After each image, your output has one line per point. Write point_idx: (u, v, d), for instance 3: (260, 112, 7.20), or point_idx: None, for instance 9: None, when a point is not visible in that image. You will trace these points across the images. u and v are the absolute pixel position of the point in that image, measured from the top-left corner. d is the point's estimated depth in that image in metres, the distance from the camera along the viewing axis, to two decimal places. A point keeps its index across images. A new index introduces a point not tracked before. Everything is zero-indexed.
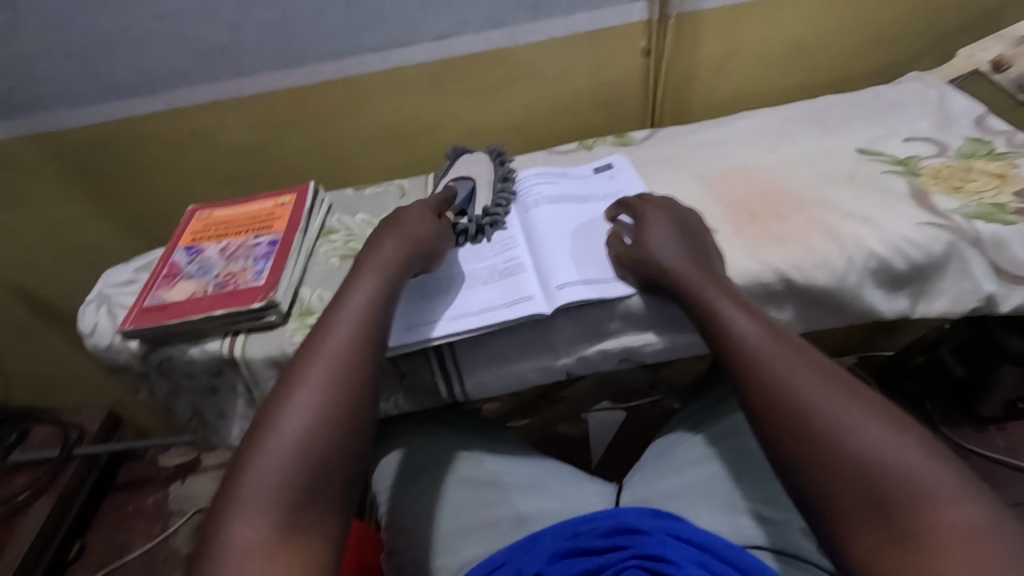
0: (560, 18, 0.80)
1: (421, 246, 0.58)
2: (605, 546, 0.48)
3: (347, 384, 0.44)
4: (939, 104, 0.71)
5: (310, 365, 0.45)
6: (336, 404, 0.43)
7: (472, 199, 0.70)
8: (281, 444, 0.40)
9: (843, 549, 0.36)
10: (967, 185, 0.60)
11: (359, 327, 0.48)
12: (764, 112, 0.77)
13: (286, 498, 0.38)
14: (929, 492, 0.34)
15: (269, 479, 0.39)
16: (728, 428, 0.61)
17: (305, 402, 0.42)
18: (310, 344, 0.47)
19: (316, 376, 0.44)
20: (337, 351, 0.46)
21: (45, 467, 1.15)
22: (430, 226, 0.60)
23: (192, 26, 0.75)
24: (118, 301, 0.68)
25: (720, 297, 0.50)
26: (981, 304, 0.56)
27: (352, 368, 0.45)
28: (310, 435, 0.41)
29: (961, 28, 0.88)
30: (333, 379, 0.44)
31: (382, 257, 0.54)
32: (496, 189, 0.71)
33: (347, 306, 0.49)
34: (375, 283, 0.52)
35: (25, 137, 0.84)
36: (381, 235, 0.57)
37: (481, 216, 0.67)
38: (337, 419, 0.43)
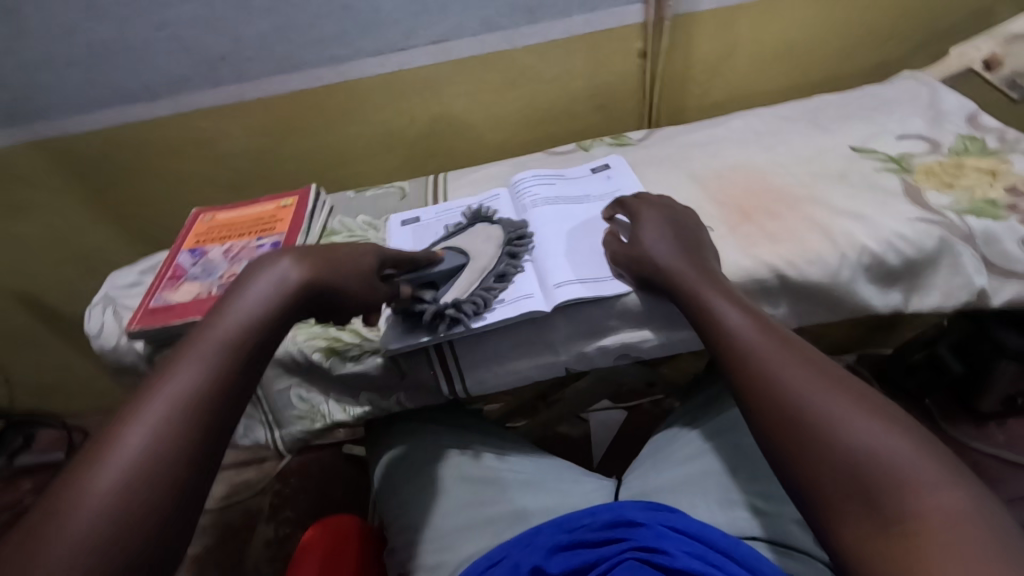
0: (556, 21, 0.81)
1: (325, 273, 0.50)
2: (602, 539, 0.49)
3: (187, 432, 0.36)
4: (931, 102, 0.72)
5: (145, 406, 0.36)
6: (170, 457, 0.35)
7: (450, 283, 0.61)
8: (80, 515, 0.31)
9: (833, 537, 0.37)
10: (959, 181, 0.61)
11: (215, 361, 0.40)
12: (759, 112, 0.78)
13: (98, 547, 0.31)
14: (915, 479, 0.34)
15: (75, 529, 0.31)
16: (724, 423, 0.62)
17: (123, 458, 0.34)
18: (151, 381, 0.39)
19: (146, 424, 0.36)
20: (179, 394, 0.37)
21: (50, 471, 1.16)
22: (356, 260, 0.53)
23: (192, 32, 0.77)
24: (123, 304, 0.70)
25: (712, 293, 0.51)
26: (972, 299, 0.56)
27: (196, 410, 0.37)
28: (123, 498, 0.33)
29: (954, 27, 0.89)
30: (169, 424, 0.36)
31: (266, 278, 0.47)
32: (484, 278, 0.60)
33: (221, 316, 0.43)
34: (251, 310, 0.44)
35: (30, 143, 0.85)
36: (276, 253, 0.50)
37: (443, 305, 0.58)
38: (167, 476, 0.34)
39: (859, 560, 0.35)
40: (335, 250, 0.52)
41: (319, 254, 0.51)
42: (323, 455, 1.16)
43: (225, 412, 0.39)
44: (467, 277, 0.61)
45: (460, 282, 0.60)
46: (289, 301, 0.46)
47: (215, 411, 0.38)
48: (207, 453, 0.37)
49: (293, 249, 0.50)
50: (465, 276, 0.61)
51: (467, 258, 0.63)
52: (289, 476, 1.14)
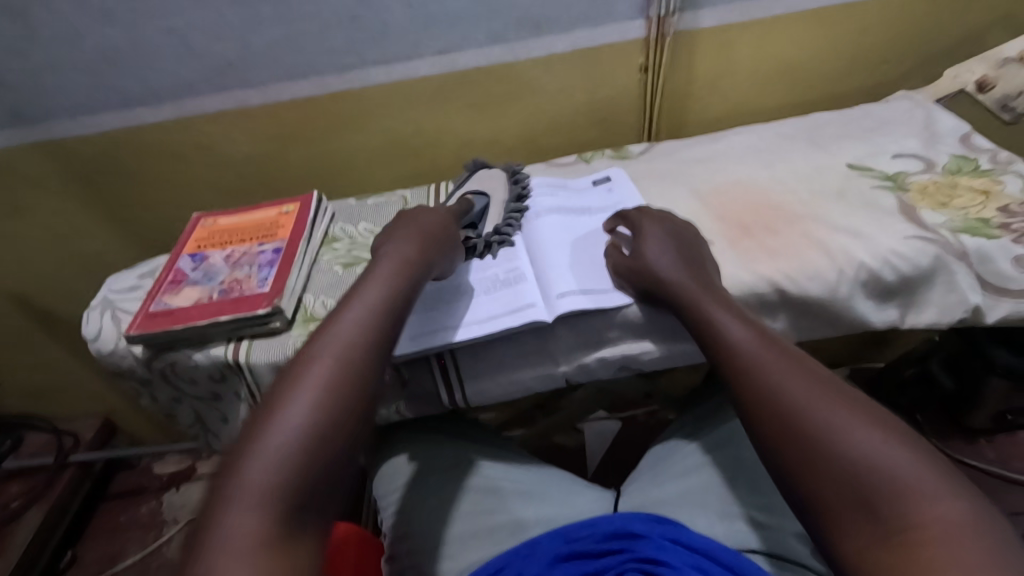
0: (559, 35, 0.82)
1: (430, 256, 0.57)
2: (604, 550, 0.49)
3: (337, 404, 0.42)
4: (925, 122, 0.74)
5: (303, 379, 0.43)
6: (325, 426, 0.41)
7: (483, 217, 0.70)
8: (258, 467, 0.38)
9: (836, 548, 0.37)
10: (954, 201, 0.62)
11: (358, 343, 0.46)
12: (758, 128, 0.79)
13: (286, 484, 0.38)
14: (915, 488, 0.35)
15: (266, 466, 0.38)
16: (722, 436, 0.62)
17: (292, 420, 0.40)
18: (303, 358, 0.45)
19: (307, 393, 0.42)
20: (328, 372, 0.43)
21: (38, 475, 1.14)
22: (443, 231, 0.61)
23: (200, 38, 0.77)
24: (122, 308, 0.69)
25: (712, 304, 0.51)
26: (967, 315, 0.57)
27: (343, 386, 0.43)
28: (295, 454, 0.39)
29: (947, 50, 0.91)
30: (324, 396, 0.42)
31: (386, 272, 0.53)
32: (510, 207, 0.70)
33: (360, 296, 0.50)
34: (379, 295, 0.51)
35: (31, 145, 0.85)
36: (384, 249, 0.56)
37: (490, 234, 0.67)
38: (325, 440, 0.41)
39: (862, 569, 0.35)
40: (425, 224, 0.60)
41: (421, 236, 0.58)
42: None
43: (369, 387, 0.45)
44: (495, 211, 0.70)
45: (491, 215, 0.70)
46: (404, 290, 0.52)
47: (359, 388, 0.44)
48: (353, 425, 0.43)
49: (400, 234, 0.58)
50: (493, 210, 0.71)
51: (486, 196, 0.72)
52: None
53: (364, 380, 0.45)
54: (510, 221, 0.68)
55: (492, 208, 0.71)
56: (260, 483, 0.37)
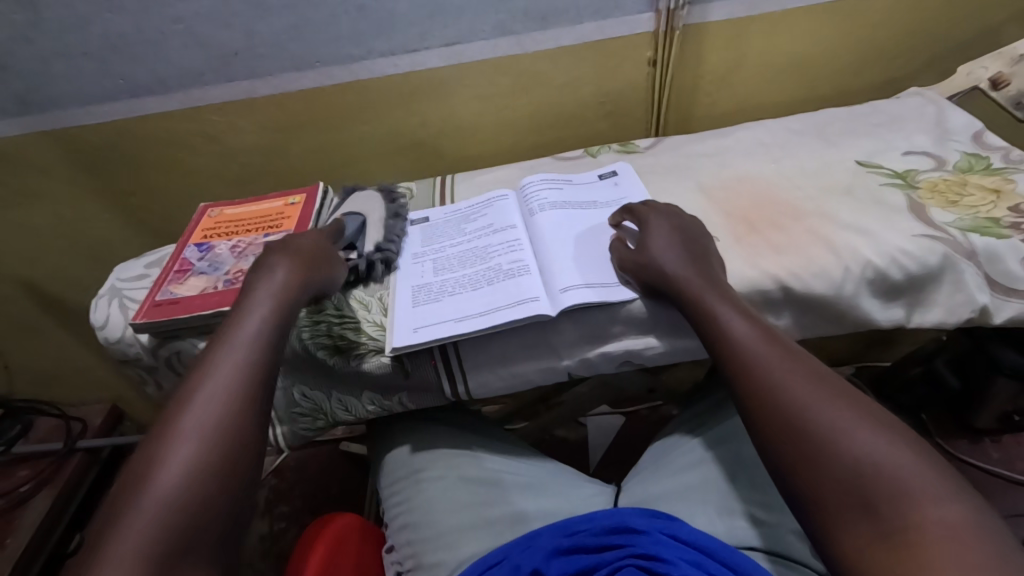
0: (567, 27, 0.81)
1: (310, 272, 0.59)
2: (602, 544, 0.49)
3: (226, 426, 0.45)
4: (937, 119, 0.73)
5: (185, 413, 0.45)
6: (217, 451, 0.43)
7: (359, 236, 0.70)
8: (168, 466, 0.41)
9: (835, 548, 0.37)
10: (963, 199, 0.61)
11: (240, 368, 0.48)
12: (767, 123, 0.78)
13: (194, 477, 0.41)
14: (916, 491, 0.35)
15: (174, 462, 0.41)
16: (725, 432, 0.62)
17: (182, 452, 0.42)
18: (184, 391, 0.47)
19: (196, 423, 0.44)
20: (215, 399, 0.46)
21: (47, 460, 1.16)
22: (319, 248, 0.62)
23: (207, 27, 0.77)
24: (129, 296, 0.70)
25: (718, 301, 0.51)
26: (975, 315, 0.56)
27: (231, 409, 0.46)
28: (192, 474, 0.41)
29: (962, 45, 0.90)
30: (214, 421, 0.44)
31: (257, 307, 0.54)
32: (385, 224, 0.71)
33: (260, 290, 0.55)
34: (251, 332, 0.51)
35: (40, 133, 0.86)
36: (265, 271, 0.58)
37: (372, 254, 0.66)
38: (221, 463, 0.43)
39: (860, 571, 0.35)
40: (299, 249, 0.61)
41: (306, 264, 0.59)
42: (320, 452, 1.16)
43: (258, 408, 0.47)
44: (372, 228, 0.71)
45: (369, 235, 0.70)
46: (279, 310, 0.54)
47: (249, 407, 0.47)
48: (249, 448, 0.45)
49: (282, 260, 0.59)
50: (370, 229, 0.71)
51: (361, 215, 0.72)
52: (286, 471, 1.14)
53: (246, 418, 0.46)
54: (389, 241, 0.69)
55: (368, 226, 0.71)
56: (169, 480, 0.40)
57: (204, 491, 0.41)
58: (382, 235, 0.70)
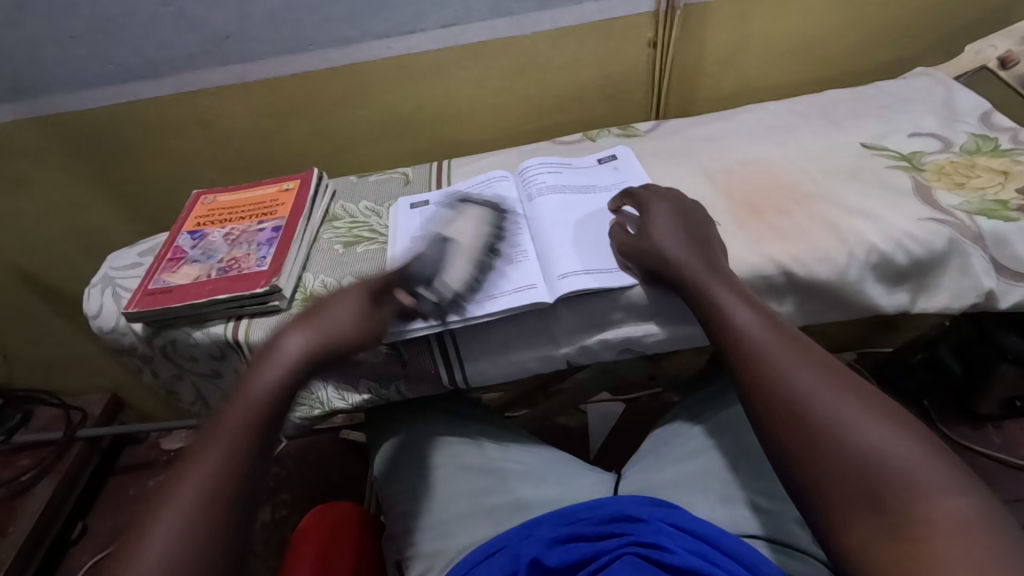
0: (566, 8, 0.79)
1: (324, 343, 0.50)
2: (603, 532, 0.49)
3: (200, 546, 0.38)
4: (944, 100, 0.71)
5: (156, 521, 0.38)
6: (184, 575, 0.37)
7: (441, 268, 0.60)
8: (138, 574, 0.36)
9: (837, 539, 0.36)
10: (971, 181, 0.60)
11: (227, 460, 0.42)
12: (770, 106, 0.77)
13: None
14: (922, 482, 0.34)
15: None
16: (726, 419, 0.61)
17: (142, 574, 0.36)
18: (164, 489, 0.40)
19: (166, 533, 0.38)
20: (192, 506, 0.39)
21: (48, 449, 1.16)
22: (358, 308, 0.53)
23: (198, 10, 0.75)
24: (122, 285, 0.69)
25: (721, 289, 0.50)
26: (981, 299, 0.56)
27: (209, 518, 0.39)
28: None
29: (969, 24, 0.88)
30: (187, 534, 0.38)
31: (268, 366, 0.48)
32: (476, 257, 0.62)
33: (279, 345, 0.49)
34: (256, 399, 0.46)
35: (30, 119, 0.84)
36: (279, 331, 0.51)
37: (438, 296, 0.58)
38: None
39: (860, 559, 0.35)
40: (326, 317, 0.52)
41: (322, 328, 0.51)
42: (320, 439, 1.16)
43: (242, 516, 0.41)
44: (460, 260, 0.61)
45: (453, 267, 0.61)
46: (292, 374, 0.48)
47: (232, 512, 0.40)
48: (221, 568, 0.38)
49: (295, 323, 0.51)
50: (456, 259, 0.62)
51: (449, 242, 0.64)
52: (286, 459, 1.14)
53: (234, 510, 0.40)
54: (474, 278, 0.60)
55: (458, 252, 0.62)
56: None
57: None
58: (470, 271, 0.60)
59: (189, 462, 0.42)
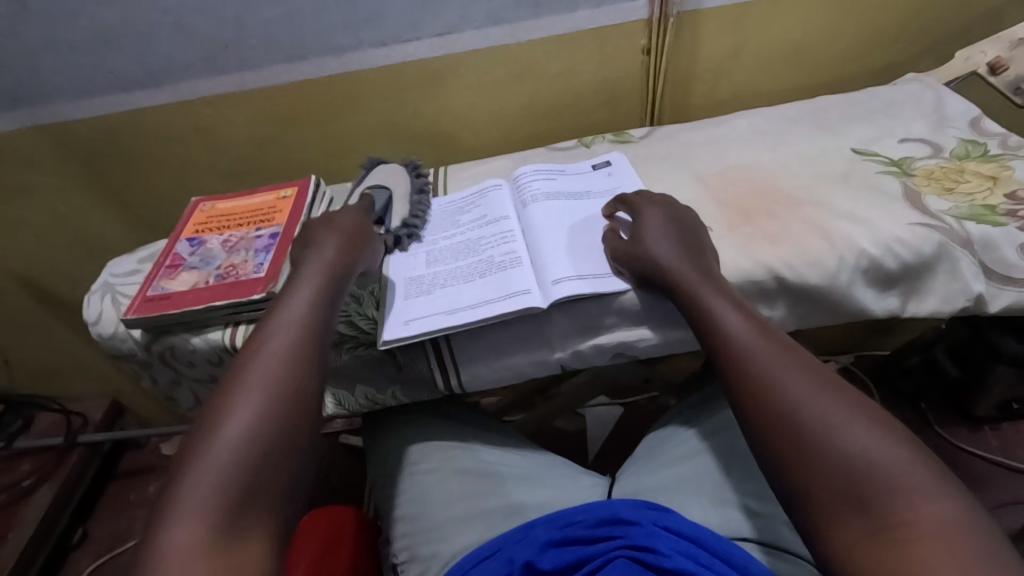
0: (560, 16, 0.80)
1: (355, 248, 0.60)
2: (596, 536, 0.49)
3: (283, 399, 0.45)
4: (935, 105, 0.72)
5: (235, 395, 0.44)
6: (267, 435, 0.42)
7: (387, 211, 0.70)
8: (234, 416, 0.42)
9: (825, 544, 0.37)
10: (960, 186, 0.60)
11: (291, 349, 0.48)
12: (762, 112, 0.77)
13: (254, 435, 0.42)
14: (908, 488, 0.35)
15: (239, 417, 0.42)
16: (719, 423, 0.62)
17: (232, 430, 0.42)
18: (235, 372, 0.46)
19: (251, 399, 0.44)
20: (265, 383, 0.45)
21: (48, 454, 1.17)
22: (361, 226, 0.63)
23: (197, 20, 0.76)
24: (121, 291, 0.70)
25: (712, 294, 0.51)
26: (969, 304, 0.56)
27: (282, 391, 0.45)
28: (243, 454, 0.41)
29: (960, 30, 0.88)
30: (268, 394, 0.44)
31: (313, 270, 0.55)
32: (411, 198, 0.72)
33: (322, 243, 0.59)
34: (308, 295, 0.53)
35: (31, 127, 0.85)
36: (314, 242, 0.59)
37: (398, 228, 0.68)
38: (270, 449, 0.42)
39: (847, 563, 0.35)
40: (340, 225, 0.61)
41: (345, 234, 0.60)
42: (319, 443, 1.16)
43: (310, 396, 0.46)
44: (398, 203, 0.71)
45: (395, 209, 0.70)
46: (337, 273, 0.56)
47: (301, 391, 0.46)
48: (299, 429, 0.44)
49: (324, 230, 0.60)
50: (397, 204, 0.71)
51: (387, 189, 0.72)
52: None
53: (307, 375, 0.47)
54: (413, 217, 0.69)
55: (395, 200, 0.71)
56: (230, 437, 0.41)
57: (264, 445, 0.42)
58: (406, 211, 0.70)
59: (255, 352, 0.47)
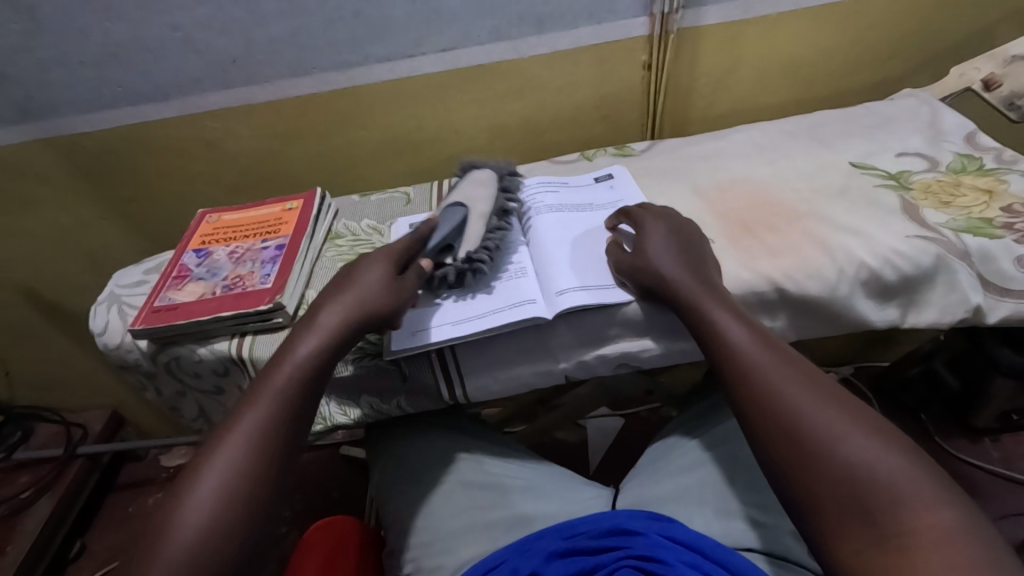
0: (562, 32, 0.82)
1: (362, 318, 0.54)
2: (599, 546, 0.50)
3: (242, 500, 0.44)
4: (931, 120, 0.73)
5: (191, 494, 0.43)
6: (225, 526, 0.42)
7: (461, 234, 0.64)
8: (187, 523, 0.42)
9: (831, 551, 0.37)
10: (956, 200, 0.61)
11: (256, 441, 0.46)
12: (761, 126, 0.79)
13: (201, 548, 0.41)
14: (914, 497, 0.35)
15: (189, 528, 0.42)
16: (722, 434, 0.62)
17: (182, 534, 0.41)
18: (197, 462, 0.46)
19: (200, 504, 0.43)
20: (217, 486, 0.44)
21: (48, 466, 1.16)
22: (386, 282, 0.57)
23: (205, 35, 0.78)
24: (128, 302, 0.70)
25: (713, 303, 0.51)
26: (969, 315, 0.57)
27: (240, 489, 0.44)
28: (200, 547, 0.41)
29: (954, 47, 0.90)
30: (222, 495, 0.43)
31: (306, 341, 0.52)
32: (488, 221, 0.65)
33: (328, 307, 0.55)
34: (292, 368, 0.51)
35: (39, 140, 0.86)
36: (318, 307, 0.55)
37: (463, 261, 0.61)
38: (226, 542, 0.42)
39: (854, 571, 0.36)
40: (359, 286, 0.56)
41: (356, 299, 0.55)
42: (322, 455, 1.16)
43: (274, 479, 0.46)
44: (474, 225, 0.64)
45: (468, 233, 0.64)
46: (330, 345, 0.53)
47: (256, 495, 0.44)
48: (254, 537, 0.43)
49: (332, 295, 0.56)
50: (472, 225, 0.64)
51: (464, 207, 0.66)
52: None
53: (270, 467, 0.46)
54: (485, 243, 0.63)
55: (472, 220, 0.65)
56: (178, 552, 0.41)
57: (215, 556, 0.41)
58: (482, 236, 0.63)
59: (227, 428, 0.47)
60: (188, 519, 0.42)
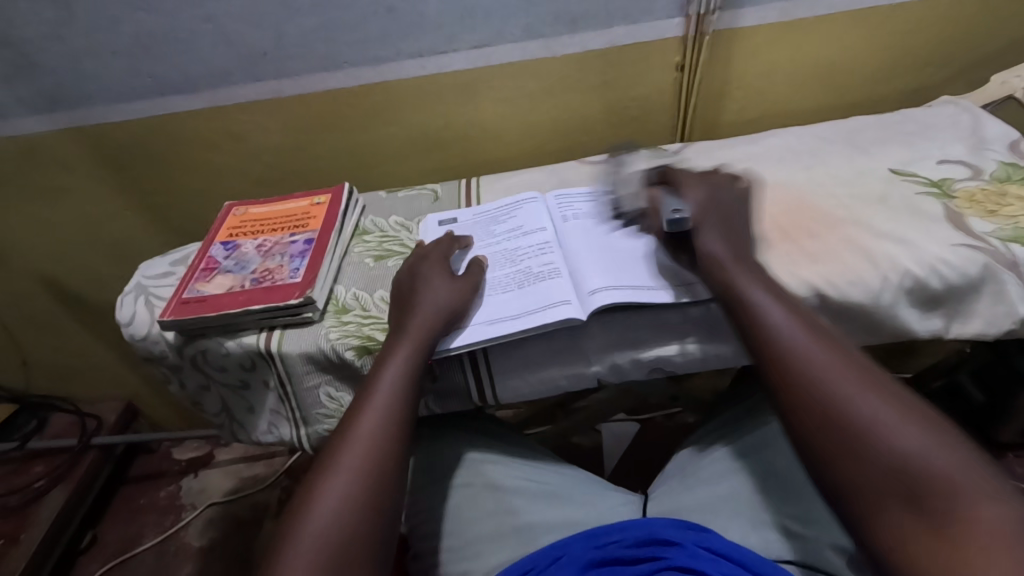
0: (595, 32, 0.81)
1: (448, 312, 0.57)
2: (638, 557, 0.49)
3: (376, 474, 0.47)
4: (971, 128, 0.72)
5: (331, 471, 0.46)
6: (358, 496, 0.45)
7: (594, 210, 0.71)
8: (329, 494, 0.45)
9: (866, 529, 0.39)
10: (1003, 209, 0.60)
11: (384, 421, 0.49)
12: (796, 130, 0.78)
13: (344, 518, 0.44)
14: (968, 492, 0.36)
15: (331, 500, 0.44)
16: (755, 441, 0.61)
17: (326, 506, 0.44)
18: (334, 442, 0.49)
19: (340, 477, 0.46)
20: (356, 462, 0.47)
21: (63, 456, 1.17)
22: (457, 286, 0.59)
23: (238, 28, 0.77)
24: (154, 293, 0.70)
25: (749, 282, 0.51)
26: (1015, 326, 0.56)
27: (373, 468, 0.47)
28: (336, 539, 0.43)
29: (992, 55, 0.89)
30: (359, 470, 0.46)
31: (430, 298, 0.57)
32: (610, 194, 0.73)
33: (427, 288, 0.58)
34: (404, 359, 0.53)
35: (65, 128, 0.86)
36: (421, 288, 0.58)
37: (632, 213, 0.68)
38: (365, 510, 0.45)
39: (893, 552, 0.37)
40: (433, 286, 0.58)
41: (430, 301, 0.57)
42: None
43: (396, 455, 0.48)
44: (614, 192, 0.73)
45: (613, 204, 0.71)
46: (433, 330, 0.55)
47: (389, 470, 0.47)
48: (385, 509, 0.46)
49: (412, 291, 0.59)
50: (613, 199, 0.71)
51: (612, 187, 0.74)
52: None
53: (396, 447, 0.49)
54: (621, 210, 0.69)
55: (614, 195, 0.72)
56: (325, 518, 0.43)
57: (358, 522, 0.44)
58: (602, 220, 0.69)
59: (357, 414, 0.50)
60: (330, 492, 0.45)
